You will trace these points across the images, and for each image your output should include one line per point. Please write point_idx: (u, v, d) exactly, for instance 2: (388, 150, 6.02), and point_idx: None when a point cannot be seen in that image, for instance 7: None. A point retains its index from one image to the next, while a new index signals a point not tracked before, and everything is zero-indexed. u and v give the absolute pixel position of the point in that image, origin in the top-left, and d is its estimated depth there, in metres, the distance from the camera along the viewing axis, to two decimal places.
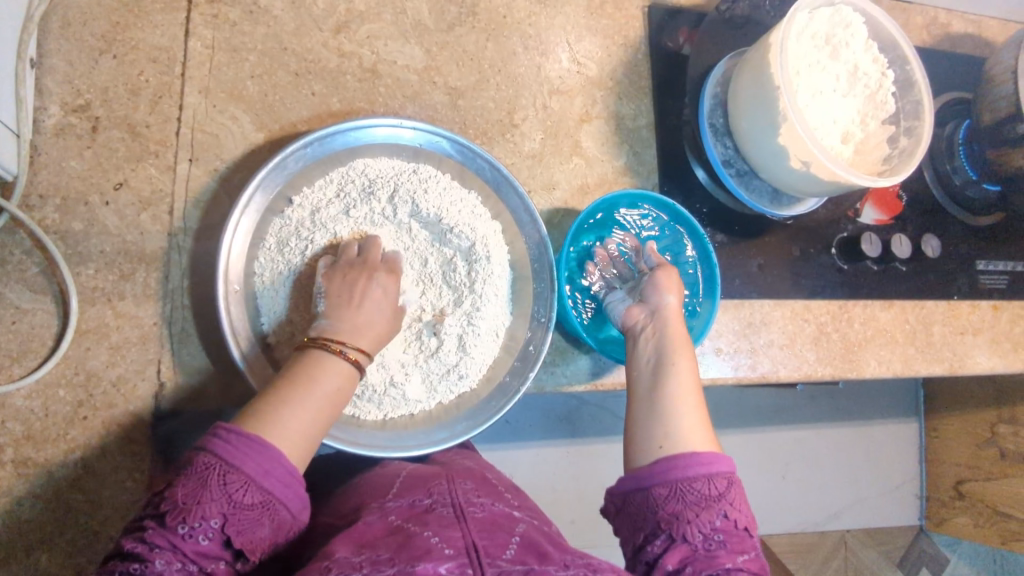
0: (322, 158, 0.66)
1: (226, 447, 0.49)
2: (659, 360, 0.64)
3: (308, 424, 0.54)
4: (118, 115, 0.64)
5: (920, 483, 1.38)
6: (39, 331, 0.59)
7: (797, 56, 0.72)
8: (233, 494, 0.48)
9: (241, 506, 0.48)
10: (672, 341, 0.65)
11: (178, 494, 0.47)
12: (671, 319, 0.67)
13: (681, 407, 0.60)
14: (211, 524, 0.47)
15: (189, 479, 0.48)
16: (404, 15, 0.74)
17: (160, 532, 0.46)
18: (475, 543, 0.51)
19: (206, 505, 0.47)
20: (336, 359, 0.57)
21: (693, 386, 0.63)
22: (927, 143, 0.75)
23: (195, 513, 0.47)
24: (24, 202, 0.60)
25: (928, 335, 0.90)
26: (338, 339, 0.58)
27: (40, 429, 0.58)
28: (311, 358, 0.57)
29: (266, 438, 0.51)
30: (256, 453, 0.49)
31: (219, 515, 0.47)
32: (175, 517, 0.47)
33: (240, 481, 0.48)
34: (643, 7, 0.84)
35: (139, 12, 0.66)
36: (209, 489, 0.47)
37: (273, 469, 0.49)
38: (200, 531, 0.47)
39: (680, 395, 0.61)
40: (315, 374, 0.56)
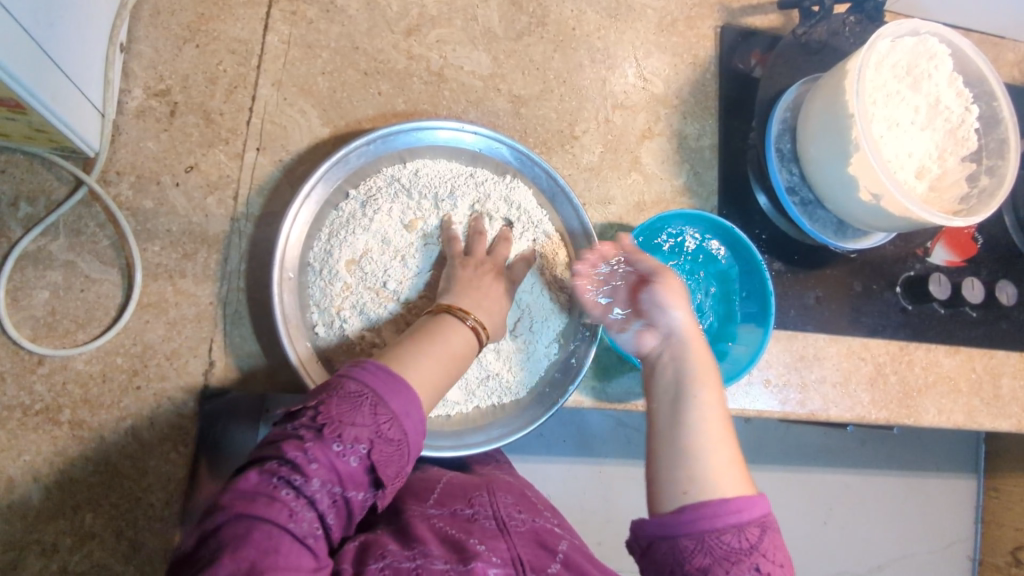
0: (384, 156, 0.67)
1: (376, 380, 0.52)
2: (677, 389, 0.61)
3: (439, 378, 0.57)
4: (195, 102, 0.66)
5: (976, 545, 1.30)
6: (104, 301, 0.62)
7: (875, 85, 0.69)
8: (380, 425, 0.51)
9: (385, 438, 0.51)
10: (690, 363, 0.62)
11: (334, 414, 0.50)
12: (689, 344, 0.64)
13: (709, 433, 0.58)
14: (360, 449, 0.50)
15: (344, 402, 0.50)
16: (474, 22, 0.76)
17: (318, 447, 0.49)
18: (520, 556, 0.51)
19: (358, 429, 0.50)
20: (462, 326, 0.61)
21: (717, 414, 0.59)
22: (1012, 183, 0.70)
23: (348, 435, 0.49)
24: (102, 177, 0.63)
25: (995, 388, 0.85)
26: (465, 309, 0.62)
27: (96, 394, 0.60)
28: (443, 322, 0.60)
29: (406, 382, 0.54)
30: (401, 392, 0.52)
31: (367, 441, 0.50)
32: (332, 432, 0.49)
33: (387, 415, 0.51)
34: (715, 27, 0.83)
35: (223, 5, 0.68)
36: (361, 414, 0.50)
37: (414, 413, 0.52)
38: (350, 453, 0.49)
39: (714, 426, 0.58)
40: (446, 332, 0.59)
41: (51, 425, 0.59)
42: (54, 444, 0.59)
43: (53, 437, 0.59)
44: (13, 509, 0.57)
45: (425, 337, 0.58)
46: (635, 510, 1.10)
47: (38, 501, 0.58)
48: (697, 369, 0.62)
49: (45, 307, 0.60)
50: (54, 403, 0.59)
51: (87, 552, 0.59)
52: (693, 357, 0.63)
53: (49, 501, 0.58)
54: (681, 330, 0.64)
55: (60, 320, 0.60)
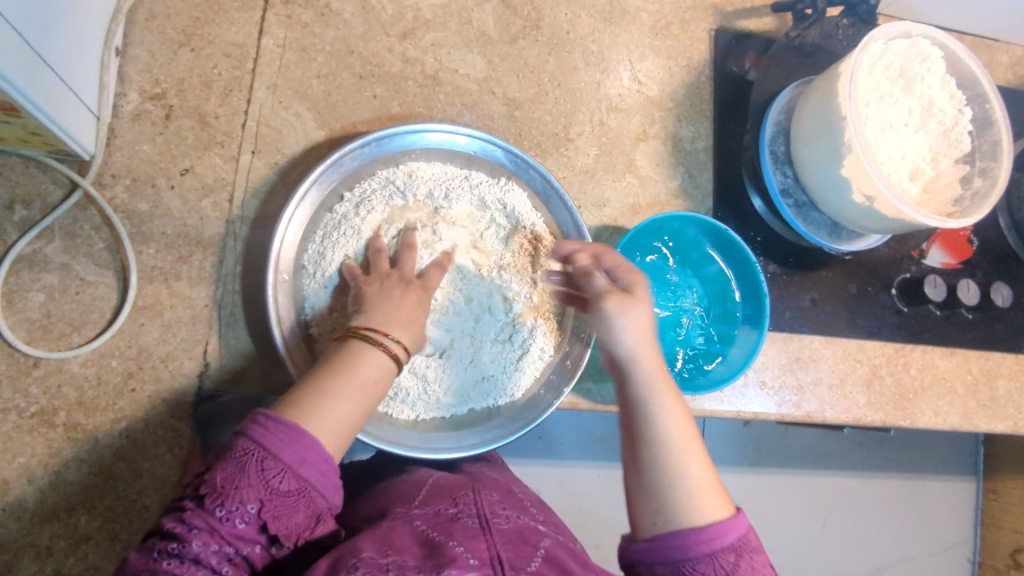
0: (379, 159, 0.67)
1: (264, 433, 0.47)
2: (634, 417, 0.54)
3: (350, 415, 0.52)
4: (191, 105, 0.67)
5: (975, 548, 1.30)
6: (99, 304, 0.62)
7: (868, 87, 0.70)
8: (271, 480, 0.46)
9: (277, 493, 0.46)
10: (640, 384, 0.54)
11: (217, 478, 0.46)
12: (638, 358, 0.55)
13: (679, 459, 0.51)
14: (248, 510, 0.45)
15: (228, 464, 0.46)
16: (469, 25, 0.76)
17: (198, 515, 0.45)
18: (500, 555, 0.51)
19: (243, 492, 0.45)
20: (375, 352, 0.55)
21: (687, 435, 0.53)
22: (1005, 185, 0.71)
23: (232, 498, 0.45)
24: (98, 180, 0.63)
25: (991, 389, 0.85)
26: (380, 330, 0.56)
27: (91, 396, 0.60)
28: (352, 350, 0.54)
29: (304, 427, 0.49)
30: (294, 440, 0.47)
31: (256, 501, 0.45)
32: (214, 499, 0.45)
33: (276, 469, 0.46)
34: (710, 30, 0.83)
35: (219, 8, 0.69)
36: (247, 474, 0.46)
37: (312, 457, 0.47)
38: (237, 515, 0.45)
39: (682, 454, 0.52)
40: (356, 364, 0.54)
41: (46, 428, 0.59)
42: (48, 446, 0.59)
43: (47, 439, 0.59)
44: (8, 512, 0.57)
45: (332, 372, 0.53)
46: None
47: (32, 504, 0.58)
48: (654, 390, 0.54)
49: (41, 310, 0.61)
50: (49, 405, 0.59)
51: (82, 555, 0.59)
52: (644, 377, 0.55)
53: (43, 503, 0.58)
54: (630, 353, 0.55)
55: (55, 323, 0.61)
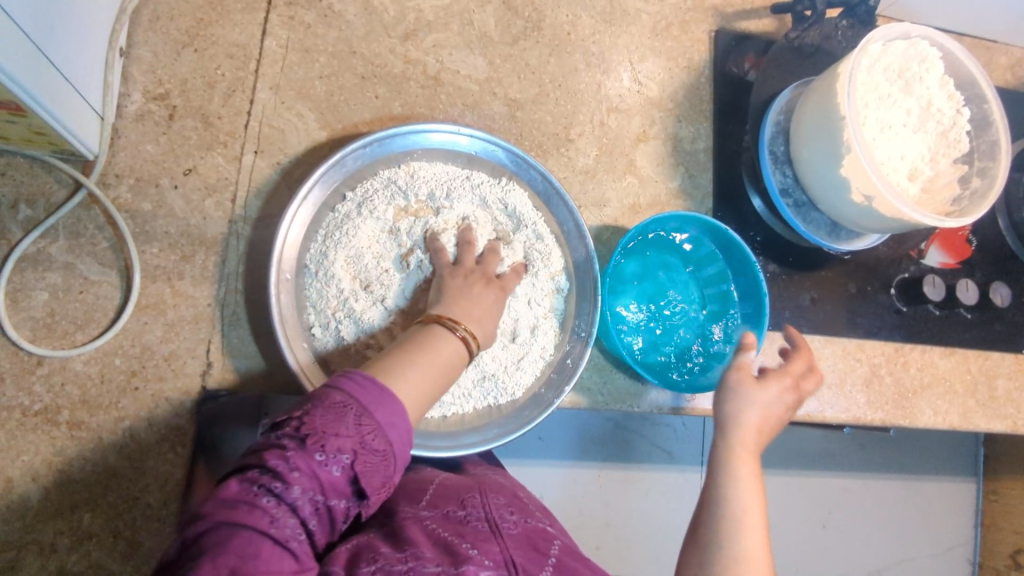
0: (381, 159, 0.68)
1: (360, 390, 0.49)
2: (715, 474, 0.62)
3: (427, 393, 0.54)
4: (194, 106, 0.67)
5: (975, 548, 1.30)
6: (103, 303, 0.62)
7: (867, 88, 0.70)
8: (365, 436, 0.47)
9: (369, 448, 0.47)
10: (731, 450, 0.63)
11: (315, 424, 0.47)
12: (741, 432, 0.63)
13: (739, 525, 0.58)
14: (343, 459, 0.46)
15: (326, 412, 0.47)
16: (470, 27, 0.76)
17: (301, 455, 0.45)
18: (514, 558, 0.51)
19: (341, 441, 0.46)
20: (452, 339, 0.58)
21: (754, 509, 0.59)
22: (1003, 184, 0.71)
23: (331, 445, 0.46)
24: (102, 179, 0.64)
25: (990, 389, 0.85)
26: (456, 320, 0.59)
27: (95, 394, 0.61)
28: (432, 337, 0.57)
29: (393, 391, 0.51)
30: (386, 401, 0.49)
31: (350, 452, 0.47)
32: (316, 442, 0.46)
33: (370, 425, 0.48)
34: (710, 31, 0.84)
35: (222, 9, 0.69)
36: (346, 424, 0.47)
37: (399, 422, 0.49)
38: (333, 462, 0.46)
39: (743, 522, 0.58)
40: (438, 344, 0.56)
41: (50, 425, 0.59)
42: (53, 444, 0.59)
43: (52, 437, 0.59)
44: (12, 509, 0.58)
45: (413, 351, 0.55)
46: (633, 512, 1.11)
47: (36, 502, 0.58)
48: (741, 459, 0.62)
49: (44, 308, 0.61)
50: (53, 403, 0.59)
51: (85, 552, 0.59)
52: (735, 447, 0.63)
53: (47, 501, 0.59)
54: (731, 421, 0.64)
55: (59, 321, 0.61)
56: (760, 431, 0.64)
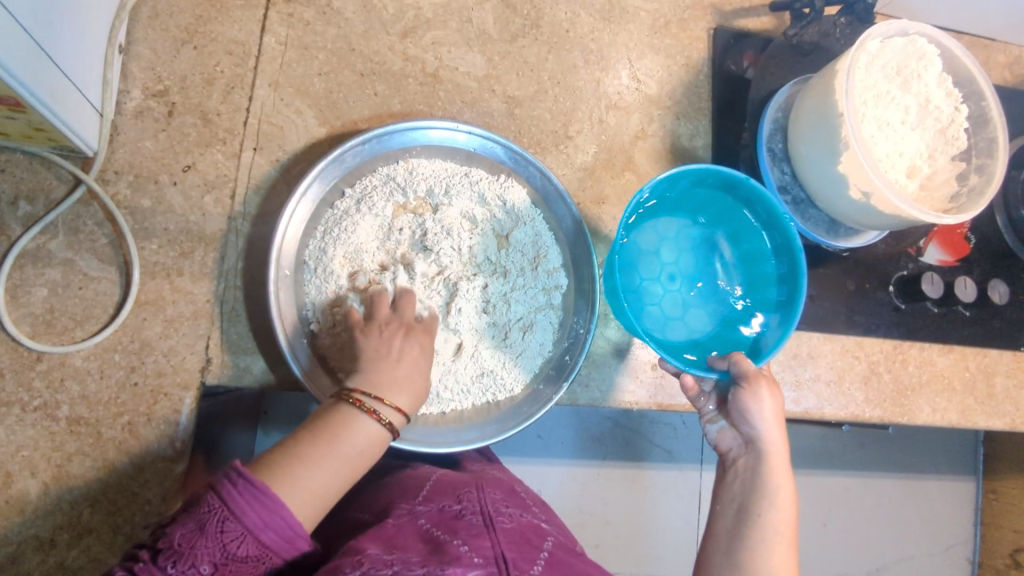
0: (380, 155, 0.68)
1: (230, 495, 0.45)
2: (749, 493, 0.62)
3: (330, 484, 0.52)
4: (193, 103, 0.67)
5: (975, 548, 1.30)
6: (102, 299, 0.62)
7: (865, 85, 0.70)
8: (229, 545, 0.45)
9: (234, 558, 0.45)
10: (767, 471, 0.62)
11: (175, 534, 0.44)
12: (772, 448, 0.63)
13: (776, 547, 0.59)
14: (201, 571, 0.44)
15: (187, 522, 0.44)
16: (469, 24, 0.76)
17: (148, 571, 0.43)
18: (504, 554, 0.51)
19: (198, 553, 0.44)
20: (365, 420, 0.55)
21: (787, 527, 0.61)
22: (1001, 181, 0.71)
23: (186, 559, 0.44)
24: (101, 176, 0.64)
25: (989, 386, 0.85)
26: (374, 398, 0.56)
27: (94, 390, 0.61)
28: (341, 419, 0.54)
29: (275, 491, 0.48)
30: (259, 504, 0.46)
31: (210, 563, 0.44)
32: (168, 556, 0.44)
33: (236, 532, 0.45)
34: (708, 29, 0.84)
35: (221, 7, 0.69)
36: (206, 536, 0.44)
37: (274, 523, 0.46)
38: (188, 575, 0.44)
39: (782, 544, 0.60)
40: (344, 431, 0.54)
41: (49, 421, 0.59)
42: (52, 439, 0.59)
43: (51, 432, 0.59)
44: (11, 504, 0.58)
45: (320, 438, 0.53)
46: (632, 511, 1.11)
47: (35, 497, 0.58)
48: (777, 479, 0.62)
49: (44, 304, 0.61)
50: (53, 399, 0.60)
51: (84, 547, 0.59)
52: (771, 467, 0.63)
53: (46, 496, 0.59)
54: (765, 440, 0.63)
55: (59, 317, 0.61)
56: (781, 435, 0.64)
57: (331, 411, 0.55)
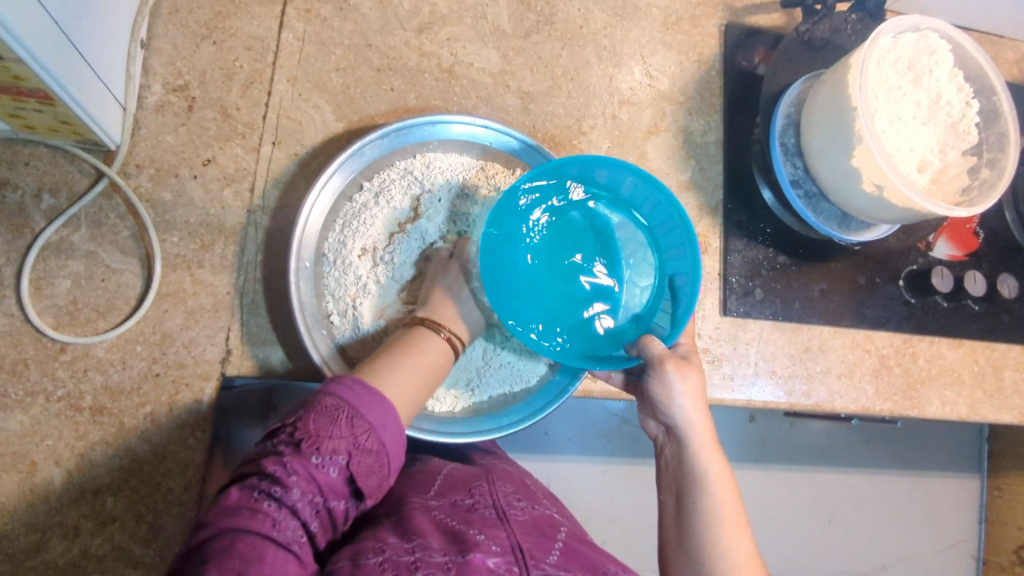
0: (397, 150, 0.68)
1: (352, 392, 0.50)
2: (682, 483, 0.62)
3: (416, 391, 0.57)
4: (213, 97, 0.68)
5: (980, 544, 1.30)
6: (124, 291, 0.63)
7: (878, 80, 0.71)
8: (359, 436, 0.49)
9: (364, 449, 0.49)
10: (694, 456, 0.62)
11: (311, 427, 0.48)
12: (696, 431, 0.62)
13: (723, 532, 0.59)
14: (339, 460, 0.48)
15: (320, 416, 0.49)
16: (484, 20, 0.77)
17: (297, 459, 0.47)
18: (521, 544, 0.52)
19: (335, 441, 0.48)
20: (438, 339, 0.62)
21: (729, 507, 0.60)
22: (1011, 176, 0.72)
23: (325, 447, 0.48)
24: (123, 169, 0.65)
25: (997, 380, 0.86)
26: (440, 321, 0.63)
27: (117, 381, 0.61)
28: (417, 337, 0.61)
29: (381, 391, 0.54)
30: (377, 402, 0.51)
31: (346, 452, 0.49)
32: (311, 445, 0.48)
33: (364, 426, 0.50)
34: (719, 26, 0.85)
35: (240, 3, 0.70)
36: (340, 426, 0.49)
37: (391, 422, 0.51)
38: (329, 464, 0.48)
39: (727, 527, 0.59)
40: (421, 345, 0.60)
41: (73, 411, 0.60)
42: (76, 429, 0.60)
43: (75, 422, 0.60)
44: (36, 492, 0.59)
45: (401, 351, 0.59)
46: (640, 507, 1.11)
47: (60, 485, 0.59)
48: (707, 461, 0.61)
49: (67, 296, 0.62)
50: (76, 389, 0.60)
51: (108, 535, 0.60)
52: (697, 450, 0.62)
53: (70, 484, 0.59)
54: (685, 424, 0.62)
55: (82, 308, 0.62)
56: (703, 415, 0.63)
57: (407, 332, 0.62)
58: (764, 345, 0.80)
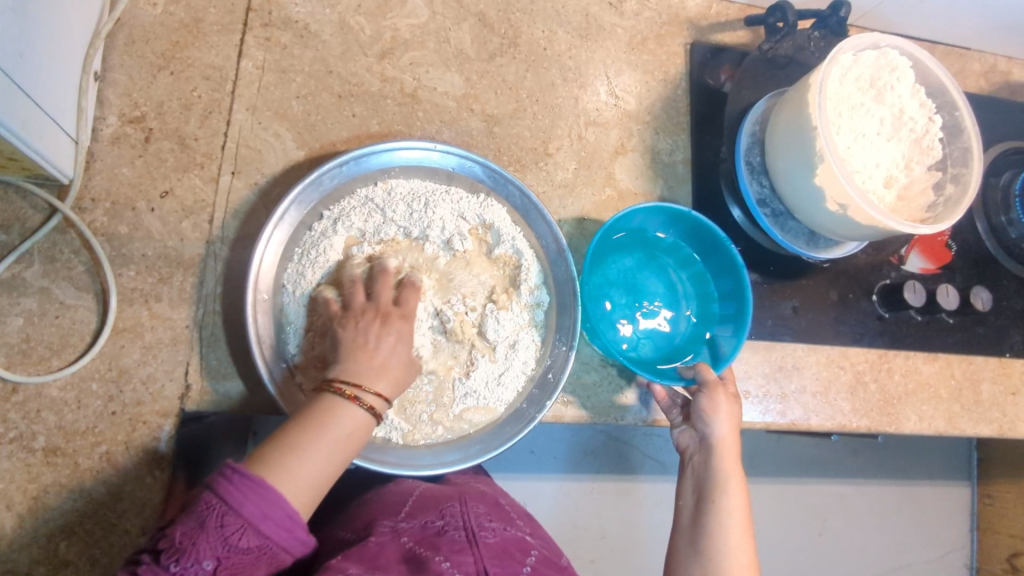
0: (357, 177, 0.68)
1: (226, 489, 0.47)
2: (703, 492, 0.66)
3: (318, 472, 0.53)
4: (170, 128, 0.67)
5: (972, 553, 1.30)
6: (79, 327, 0.62)
7: (840, 98, 0.71)
8: (229, 538, 0.46)
9: (237, 550, 0.46)
10: (720, 471, 0.66)
11: (176, 532, 0.45)
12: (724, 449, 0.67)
13: (731, 547, 0.62)
14: (205, 566, 0.46)
15: (188, 519, 0.46)
16: (447, 44, 0.77)
17: (153, 569, 0.44)
18: (487, 570, 0.51)
19: (202, 547, 0.45)
20: (348, 406, 0.56)
21: (742, 527, 0.64)
22: (976, 191, 0.72)
23: (189, 555, 0.45)
24: (77, 204, 0.64)
25: (975, 393, 0.85)
26: (354, 384, 0.57)
27: (71, 420, 0.60)
28: (324, 405, 0.55)
29: (272, 483, 0.49)
30: (256, 496, 0.47)
31: (214, 557, 0.46)
32: (170, 555, 0.45)
33: (236, 525, 0.46)
34: (685, 45, 0.85)
35: (198, 32, 0.70)
36: (207, 531, 0.46)
37: (272, 513, 0.48)
38: (193, 571, 0.45)
39: (736, 544, 0.62)
40: (328, 420, 0.54)
41: (25, 453, 0.59)
42: (29, 471, 0.58)
43: (27, 464, 0.58)
44: None
45: (303, 428, 0.53)
46: (625, 525, 1.10)
47: (11, 531, 0.58)
48: (729, 478, 0.66)
49: (20, 334, 0.61)
50: (29, 430, 0.59)
51: None
52: (722, 466, 0.66)
53: (22, 530, 0.58)
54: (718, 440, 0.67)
55: (35, 347, 0.61)
56: (734, 439, 0.68)
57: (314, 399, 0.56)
58: (738, 364, 0.78)
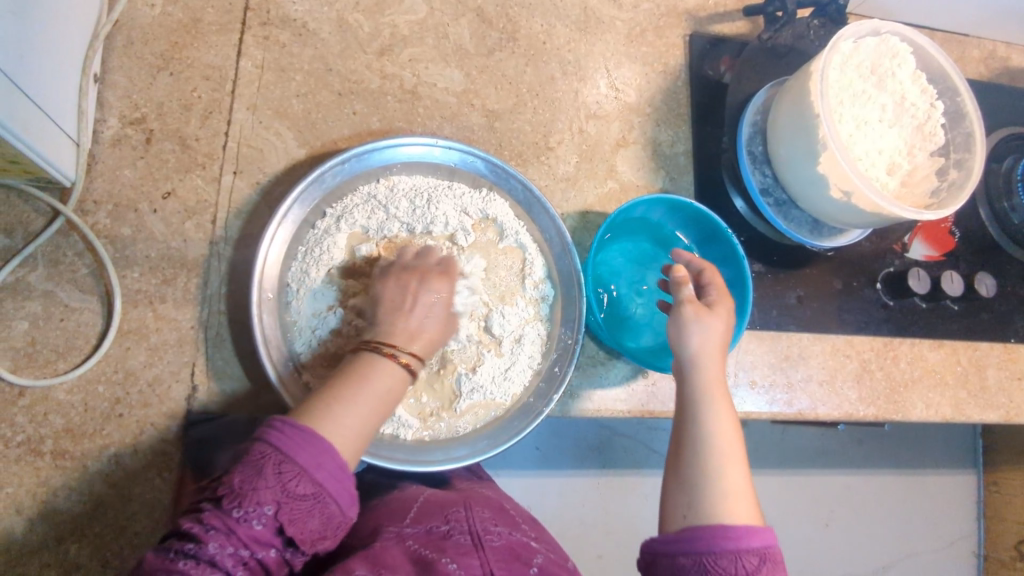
0: (360, 174, 0.68)
1: (281, 437, 0.48)
2: (685, 416, 0.59)
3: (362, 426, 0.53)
4: (171, 129, 0.67)
5: (980, 540, 1.29)
6: (85, 329, 0.62)
7: (841, 85, 0.71)
8: (287, 483, 0.47)
9: (295, 496, 0.47)
10: (700, 390, 0.59)
11: (235, 480, 0.46)
12: (704, 366, 0.60)
13: (720, 465, 0.54)
14: (265, 511, 0.46)
15: (246, 466, 0.47)
16: (446, 40, 0.77)
17: (216, 515, 0.45)
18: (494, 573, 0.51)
19: (262, 492, 0.46)
20: (387, 363, 0.57)
21: (731, 444, 0.56)
22: (980, 174, 0.72)
23: (249, 499, 0.46)
24: (80, 207, 0.63)
25: (981, 379, 0.85)
26: (390, 343, 0.58)
27: (78, 423, 0.60)
28: (365, 362, 0.56)
29: (319, 432, 0.50)
30: (310, 444, 0.48)
31: (273, 502, 0.46)
32: (231, 500, 0.46)
33: (293, 471, 0.47)
34: (684, 36, 0.85)
35: (197, 32, 0.69)
36: (265, 476, 0.46)
37: (327, 462, 0.48)
38: (253, 516, 0.46)
39: (726, 463, 0.55)
40: (369, 374, 0.55)
41: (33, 456, 0.58)
42: (37, 474, 0.58)
43: (36, 467, 0.58)
44: None
45: (343, 383, 0.54)
46: (633, 519, 1.10)
47: (21, 534, 0.58)
48: (710, 397, 0.58)
49: (25, 338, 0.60)
50: (36, 433, 0.59)
51: None
52: (704, 383, 0.59)
53: (32, 534, 0.58)
54: (695, 356, 0.60)
55: (40, 350, 0.60)
56: (719, 362, 0.61)
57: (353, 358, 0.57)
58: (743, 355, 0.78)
